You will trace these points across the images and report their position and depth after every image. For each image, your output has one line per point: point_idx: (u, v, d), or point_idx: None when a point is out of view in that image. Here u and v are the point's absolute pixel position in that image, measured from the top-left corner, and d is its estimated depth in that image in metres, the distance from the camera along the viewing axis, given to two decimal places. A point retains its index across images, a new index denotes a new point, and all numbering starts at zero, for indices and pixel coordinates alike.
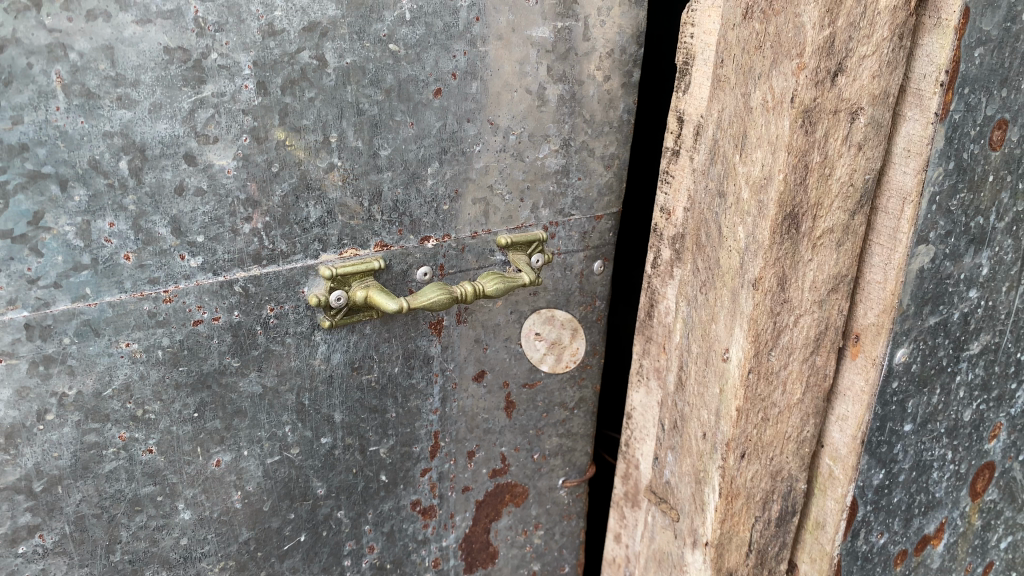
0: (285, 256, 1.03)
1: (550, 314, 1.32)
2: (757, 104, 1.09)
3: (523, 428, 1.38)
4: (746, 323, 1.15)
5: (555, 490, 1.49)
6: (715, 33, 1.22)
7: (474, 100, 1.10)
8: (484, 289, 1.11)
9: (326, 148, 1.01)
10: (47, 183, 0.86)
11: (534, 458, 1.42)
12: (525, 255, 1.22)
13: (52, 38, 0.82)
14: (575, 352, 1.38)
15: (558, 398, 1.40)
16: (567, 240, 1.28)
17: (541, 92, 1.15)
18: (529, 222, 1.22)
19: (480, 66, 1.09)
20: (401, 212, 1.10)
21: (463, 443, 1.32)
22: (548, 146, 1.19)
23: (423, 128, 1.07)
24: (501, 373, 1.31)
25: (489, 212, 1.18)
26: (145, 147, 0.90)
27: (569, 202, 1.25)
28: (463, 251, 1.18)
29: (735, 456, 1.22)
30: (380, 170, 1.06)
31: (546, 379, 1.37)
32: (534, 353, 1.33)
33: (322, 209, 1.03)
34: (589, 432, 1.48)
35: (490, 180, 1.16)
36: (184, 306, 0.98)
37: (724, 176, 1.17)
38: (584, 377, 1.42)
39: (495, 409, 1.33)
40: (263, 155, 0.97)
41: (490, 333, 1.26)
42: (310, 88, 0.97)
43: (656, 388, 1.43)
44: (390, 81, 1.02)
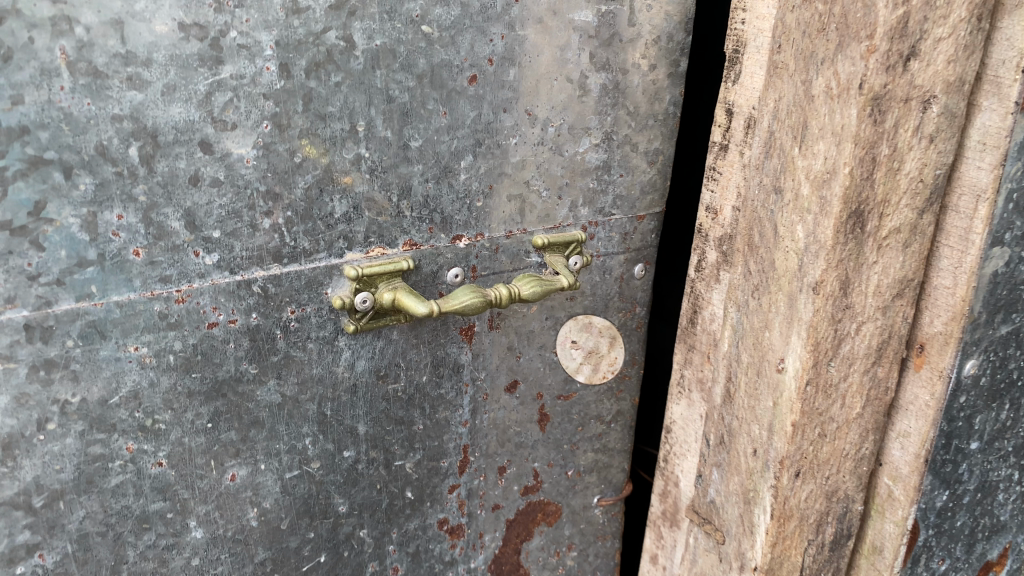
0: (308, 254, 0.95)
1: (588, 321, 1.23)
2: (820, 91, 1.00)
3: (557, 443, 1.29)
4: (804, 331, 1.06)
5: (589, 509, 1.39)
6: (769, 17, 1.14)
7: (512, 88, 1.02)
8: (520, 293, 1.03)
9: (353, 138, 0.93)
10: (50, 170, 0.78)
11: (569, 475, 1.33)
12: (562, 257, 1.14)
13: (56, 10, 0.75)
14: (613, 361, 1.29)
15: (594, 411, 1.31)
16: (607, 242, 1.19)
17: (582, 81, 1.06)
18: (567, 222, 1.14)
19: (518, 51, 1.00)
20: (432, 209, 1.02)
21: (494, 459, 1.23)
22: (589, 140, 1.10)
23: (457, 118, 0.99)
24: (535, 384, 1.22)
25: (524, 209, 1.09)
26: (157, 132, 0.82)
27: (610, 200, 1.17)
28: (496, 252, 1.10)
29: (789, 475, 1.13)
30: (410, 162, 0.98)
31: (583, 391, 1.29)
32: (569, 363, 1.25)
33: (347, 204, 0.95)
34: (627, 448, 1.39)
35: (527, 175, 1.08)
36: (197, 307, 0.90)
37: (781, 173, 1.07)
38: (622, 389, 1.33)
39: (528, 422, 1.25)
40: (285, 144, 0.89)
41: (525, 340, 1.18)
42: (336, 71, 0.89)
43: (701, 401, 1.33)
44: (422, 66, 0.94)
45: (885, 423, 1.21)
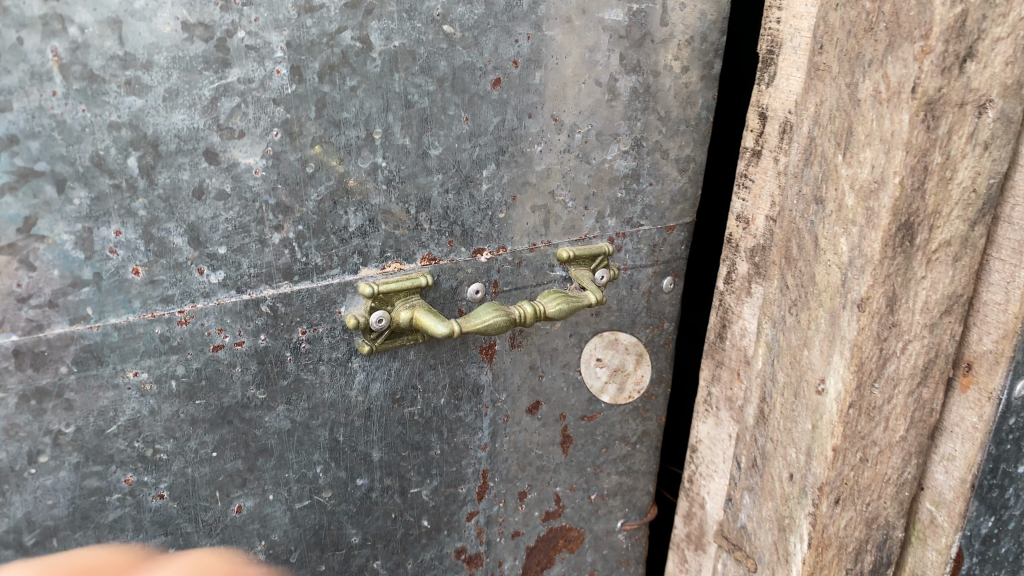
0: (321, 271, 0.88)
1: (614, 337, 1.17)
2: (867, 95, 0.93)
3: (580, 466, 1.23)
4: (848, 350, 0.99)
5: (612, 534, 1.33)
6: (808, 17, 1.07)
7: (538, 92, 0.95)
8: (546, 310, 0.97)
9: (369, 146, 0.86)
10: (41, 183, 0.72)
11: (592, 499, 1.27)
12: (589, 271, 1.07)
13: (47, 8, 0.68)
14: (639, 380, 1.23)
15: (619, 432, 1.25)
16: (635, 254, 1.13)
17: (612, 84, 1.00)
18: (593, 233, 1.07)
19: (545, 53, 0.94)
20: (452, 221, 0.95)
21: (514, 484, 1.16)
22: (617, 147, 1.04)
23: (479, 124, 0.92)
24: (558, 405, 1.16)
25: (549, 221, 1.03)
26: (158, 141, 0.76)
27: (639, 210, 1.10)
28: (519, 266, 1.03)
29: (829, 502, 1.06)
30: (430, 172, 0.91)
31: (608, 411, 1.22)
32: (593, 382, 1.18)
33: (363, 217, 0.88)
34: (652, 470, 1.32)
35: (553, 185, 1.01)
36: (202, 329, 0.84)
37: (822, 181, 1.00)
38: (648, 409, 1.27)
39: (550, 445, 1.18)
40: (297, 153, 0.82)
41: (548, 358, 1.12)
42: (351, 75, 0.82)
43: (733, 420, 1.27)
44: (443, 69, 0.88)
45: (930, 447, 1.15)
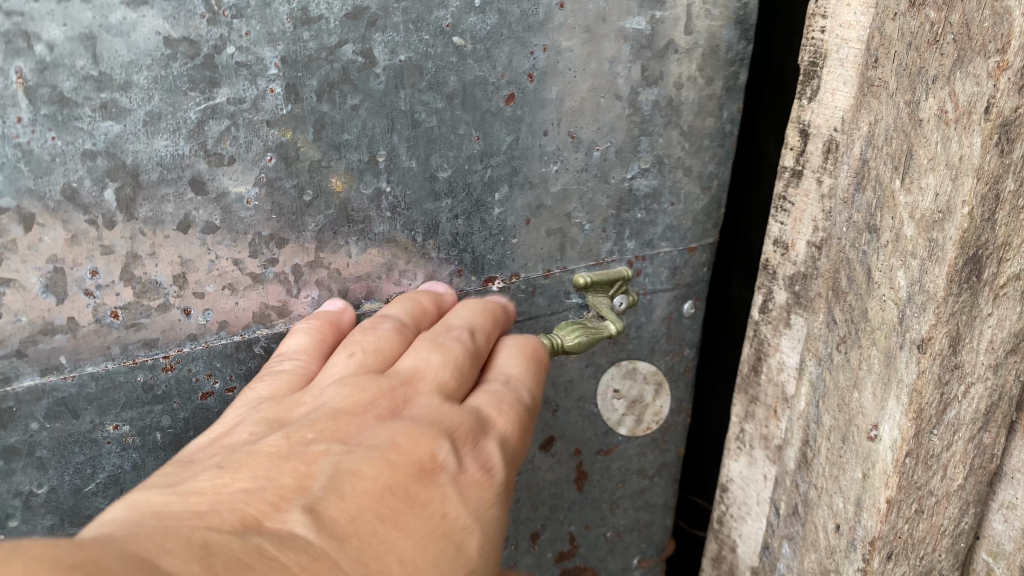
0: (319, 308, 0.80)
1: (632, 366, 1.06)
2: (930, 115, 0.83)
3: (595, 503, 1.14)
4: (906, 396, 0.90)
5: (629, 571, 1.24)
6: (856, 25, 0.98)
7: (554, 108, 0.84)
8: (563, 344, 0.81)
9: (372, 171, 0.76)
10: (5, 221, 0.63)
11: (607, 537, 1.18)
12: (607, 298, 0.95)
13: (11, 23, 0.59)
14: (658, 411, 1.12)
15: (636, 465, 1.15)
16: (654, 278, 1.02)
17: (633, 98, 0.89)
18: (611, 257, 0.96)
19: (563, 66, 0.82)
20: (462, 249, 0.85)
21: (526, 525, 1.07)
22: (638, 165, 0.93)
23: (492, 144, 0.82)
24: (573, 440, 1.06)
25: (564, 245, 0.92)
26: (138, 170, 0.67)
27: (660, 232, 0.99)
28: (533, 294, 0.92)
29: (881, 558, 0.96)
30: (437, 197, 0.81)
31: (624, 444, 1.12)
32: (609, 415, 1.08)
33: (364, 247, 0.79)
34: (670, 504, 1.23)
35: (569, 207, 0.90)
36: (189, 374, 0.75)
37: (872, 214, 0.93)
38: (667, 441, 1.17)
39: (564, 482, 1.08)
40: (293, 180, 0.73)
41: (561, 392, 1.01)
42: (353, 93, 0.73)
43: (773, 462, 1.20)
44: (453, 84, 0.77)
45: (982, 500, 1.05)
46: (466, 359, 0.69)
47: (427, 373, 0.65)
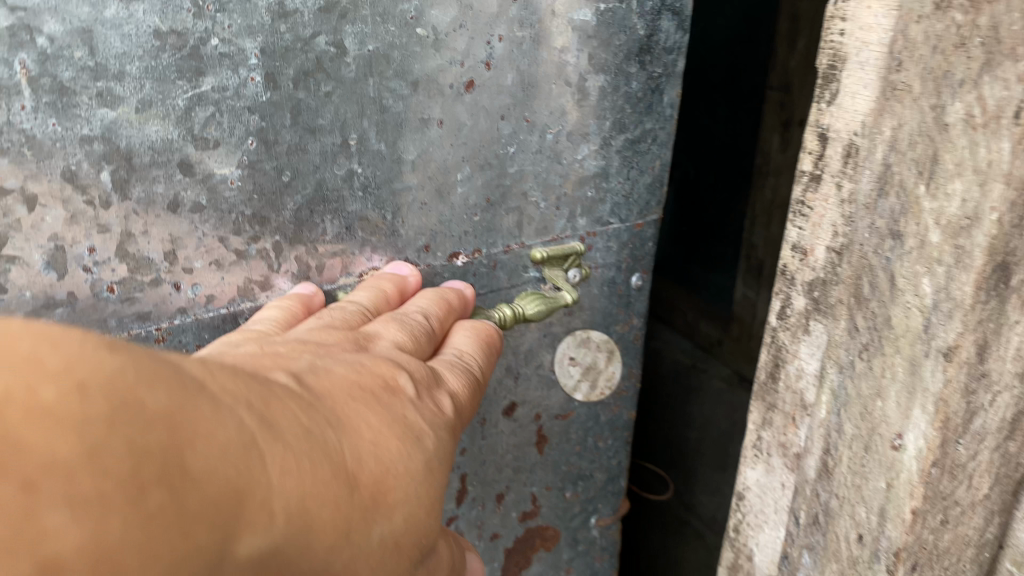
0: (296, 281, 0.87)
1: (586, 335, 1.11)
2: (958, 120, 0.78)
3: (555, 465, 1.20)
4: (933, 407, 0.85)
5: (590, 529, 1.30)
6: (877, 26, 0.92)
7: (510, 94, 0.90)
8: (524, 313, 0.97)
9: (345, 153, 0.83)
10: (10, 203, 0.70)
11: (567, 497, 1.24)
12: (561, 271, 1.04)
13: (14, 18, 0.66)
14: (611, 376, 1.17)
15: (594, 428, 1.21)
16: (605, 253, 1.07)
17: (582, 84, 0.94)
18: (565, 233, 1.03)
19: (526, 48, 0.89)
20: (429, 227, 0.92)
21: (491, 486, 1.14)
22: (587, 147, 0.99)
23: (455, 127, 0.88)
24: (534, 405, 1.12)
25: (523, 223, 0.99)
26: (132, 154, 0.74)
27: (610, 208, 1.04)
28: (494, 269, 0.99)
29: (906, 570, 0.93)
30: (405, 178, 0.88)
31: (580, 409, 1.17)
32: (567, 381, 1.13)
33: (340, 225, 0.86)
34: (625, 466, 1.29)
35: (527, 186, 0.97)
36: (180, 344, 0.83)
37: (910, 237, 0.86)
38: (619, 405, 1.21)
39: (526, 445, 1.15)
40: (273, 162, 0.80)
41: (521, 359, 1.07)
42: (327, 80, 0.79)
43: (791, 471, 1.17)
44: (417, 73, 0.84)
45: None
46: (415, 362, 0.79)
47: (384, 363, 0.75)
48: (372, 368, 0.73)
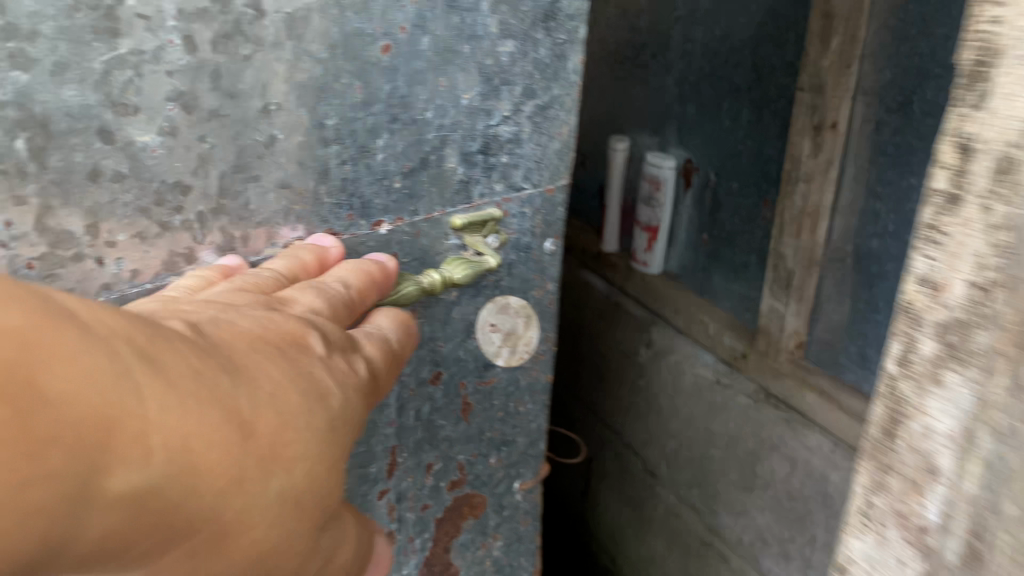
0: (219, 251, 0.97)
1: (505, 302, 1.30)
2: None
3: (478, 432, 1.42)
4: None
5: (508, 490, 1.52)
6: None
7: (425, 58, 1.03)
8: (453, 277, 1.17)
9: (266, 118, 0.94)
10: None
11: (491, 463, 1.47)
12: (479, 237, 1.20)
13: None
14: (528, 341, 1.37)
15: (516, 391, 1.42)
16: (520, 218, 1.24)
17: (494, 51, 1.08)
18: (482, 199, 1.18)
19: (428, 19, 1.01)
20: (350, 194, 1.05)
21: (421, 458, 1.36)
22: (500, 113, 1.13)
23: (372, 91, 1.00)
24: (457, 374, 1.33)
25: (442, 191, 1.14)
26: (48, 120, 0.80)
27: (520, 175, 1.20)
28: (417, 236, 1.14)
29: None
30: (326, 143, 1.00)
31: (502, 374, 1.38)
32: (489, 347, 1.33)
33: (261, 193, 0.98)
34: (544, 429, 1.50)
35: (441, 151, 1.11)
36: None
37: None
38: (538, 368, 1.42)
39: (452, 412, 1.36)
40: (194, 130, 0.89)
41: (443, 326, 1.26)
42: (246, 43, 0.89)
43: (916, 551, 0.72)
44: (335, 36, 0.94)
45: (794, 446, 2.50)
46: (330, 327, 0.81)
47: (292, 322, 0.76)
48: (279, 325, 0.74)
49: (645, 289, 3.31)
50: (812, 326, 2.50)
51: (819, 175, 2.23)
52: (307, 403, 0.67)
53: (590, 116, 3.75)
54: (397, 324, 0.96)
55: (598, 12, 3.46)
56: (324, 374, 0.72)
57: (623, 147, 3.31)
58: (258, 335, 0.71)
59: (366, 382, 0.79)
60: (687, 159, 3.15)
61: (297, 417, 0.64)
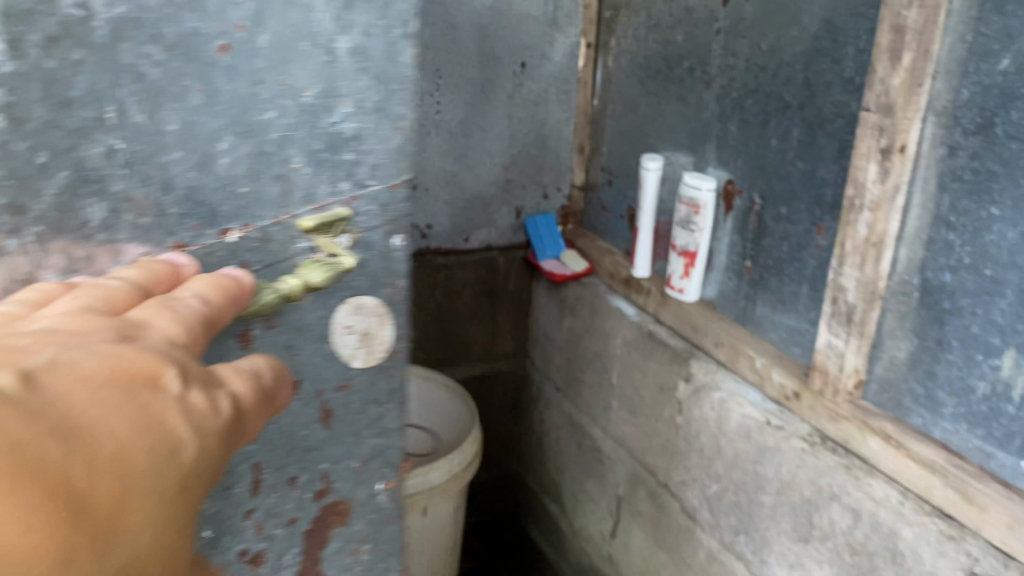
0: (63, 274, 0.92)
1: (359, 301, 1.17)
2: None
3: (342, 437, 1.25)
4: None
5: (374, 496, 1.34)
6: None
7: (265, 58, 0.97)
8: (309, 281, 1.09)
9: (102, 129, 0.90)
10: None
11: (354, 467, 1.29)
12: (330, 237, 1.10)
13: None
14: (384, 340, 1.23)
15: (371, 394, 1.25)
16: (370, 215, 1.13)
17: (332, 45, 1.01)
18: (330, 198, 1.09)
19: (270, 15, 0.96)
20: (196, 202, 0.99)
21: (283, 470, 1.20)
22: (342, 108, 1.05)
23: (213, 94, 0.95)
24: (316, 380, 1.18)
25: (287, 191, 1.05)
26: None
27: (366, 170, 1.10)
28: (267, 241, 1.05)
29: None
30: (167, 149, 0.95)
31: (361, 377, 1.23)
32: (343, 350, 1.19)
33: (105, 208, 0.93)
34: (401, 425, 1.32)
35: (286, 153, 1.03)
36: None
37: None
38: (394, 367, 1.26)
39: (311, 423, 1.20)
40: (23, 141, 0.85)
41: (300, 335, 1.13)
42: (77, 47, 0.85)
43: None
44: (172, 36, 0.91)
45: (858, 496, 2.22)
46: (191, 362, 0.79)
47: (147, 356, 0.73)
48: (129, 361, 0.71)
49: (680, 316, 3.13)
50: (872, 365, 2.26)
51: (885, 202, 1.98)
52: (150, 462, 0.67)
53: (615, 132, 3.59)
54: (266, 361, 0.97)
55: (624, 29, 3.41)
56: (177, 423, 0.71)
57: (655, 167, 3.16)
58: (100, 375, 0.68)
59: (228, 422, 0.79)
60: (726, 179, 2.96)
61: (137, 482, 0.65)
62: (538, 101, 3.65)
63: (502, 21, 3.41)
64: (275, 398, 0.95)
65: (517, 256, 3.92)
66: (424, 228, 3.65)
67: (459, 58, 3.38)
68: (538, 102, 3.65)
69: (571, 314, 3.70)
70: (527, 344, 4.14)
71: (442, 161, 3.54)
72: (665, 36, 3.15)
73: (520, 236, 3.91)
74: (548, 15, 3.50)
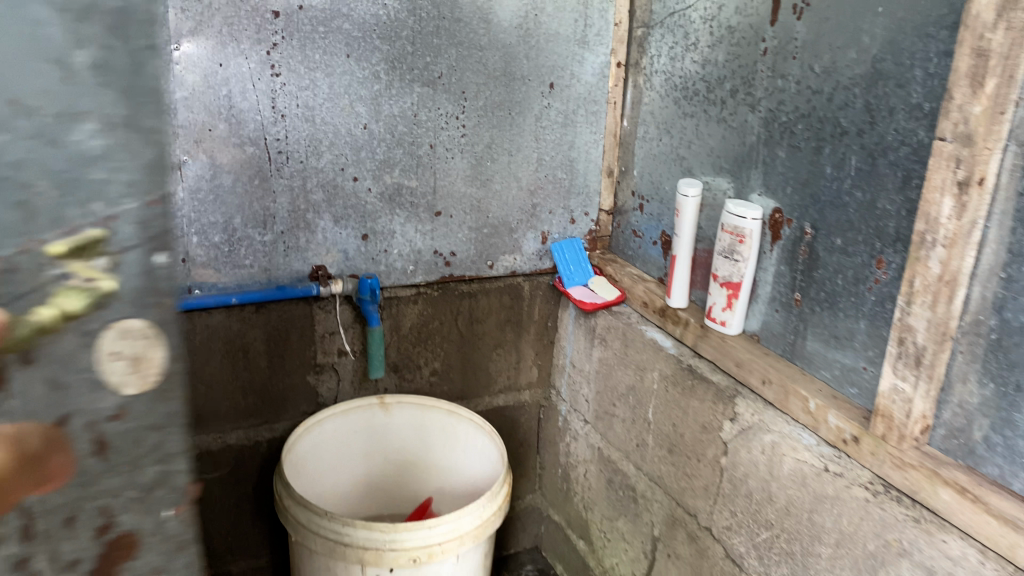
0: None
1: (123, 324, 1.07)
2: None
3: (121, 471, 1.12)
4: None
5: (165, 523, 1.20)
6: None
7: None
8: (67, 308, 1.01)
9: None
10: None
11: (139, 496, 1.15)
12: (81, 261, 1.01)
13: None
14: (155, 362, 1.11)
15: (149, 421, 1.12)
16: (130, 234, 1.03)
17: (65, 59, 0.93)
18: (82, 220, 0.99)
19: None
20: None
21: (52, 508, 1.08)
22: (87, 124, 0.96)
23: None
24: (84, 412, 1.06)
25: (30, 213, 0.95)
26: None
27: (118, 189, 1.00)
28: (13, 267, 0.96)
29: None
30: None
31: (137, 404, 1.11)
32: (112, 377, 1.08)
33: None
34: (189, 448, 1.18)
35: (26, 175, 0.93)
36: None
37: None
38: (171, 390, 1.13)
39: (80, 457, 1.08)
40: None
41: (61, 365, 1.03)
42: None
43: None
44: None
45: (932, 556, 2.12)
46: None
47: None
48: None
49: (722, 350, 2.95)
50: (940, 409, 2.27)
51: (961, 238, 2.06)
52: None
53: (648, 155, 3.44)
54: (12, 428, 1.01)
55: (660, 49, 3.29)
56: None
57: (694, 194, 3.00)
58: None
59: None
60: (773, 207, 2.80)
61: None
62: (566, 123, 3.51)
63: (531, 42, 3.31)
64: (40, 462, 1.05)
65: (543, 282, 3.77)
66: (447, 255, 3.50)
67: (486, 80, 3.27)
68: (567, 123, 3.52)
69: (601, 344, 3.53)
70: (552, 373, 3.98)
71: (468, 187, 3.42)
72: (706, 57, 3.01)
73: (546, 262, 3.75)
74: (579, 35, 3.39)
